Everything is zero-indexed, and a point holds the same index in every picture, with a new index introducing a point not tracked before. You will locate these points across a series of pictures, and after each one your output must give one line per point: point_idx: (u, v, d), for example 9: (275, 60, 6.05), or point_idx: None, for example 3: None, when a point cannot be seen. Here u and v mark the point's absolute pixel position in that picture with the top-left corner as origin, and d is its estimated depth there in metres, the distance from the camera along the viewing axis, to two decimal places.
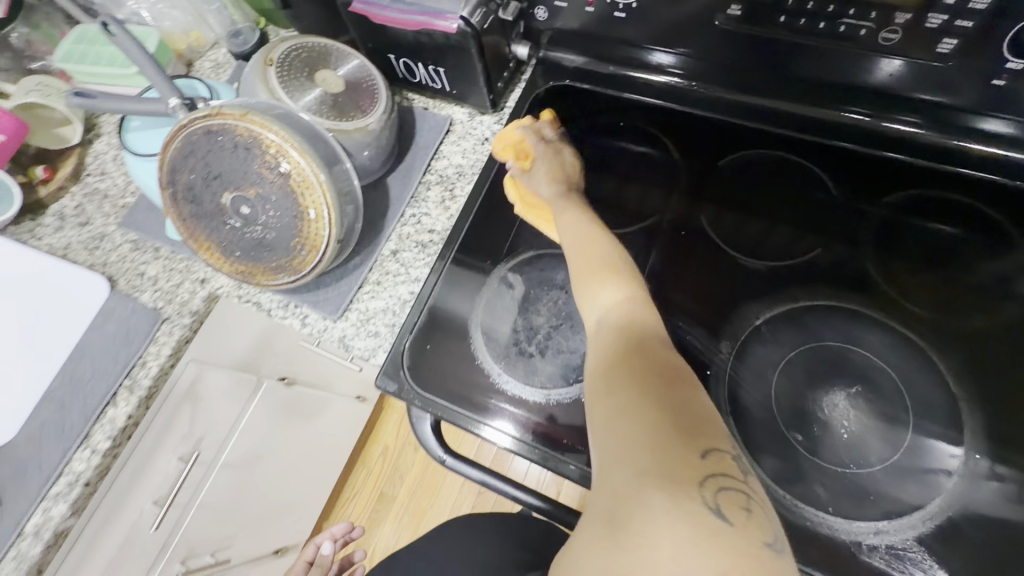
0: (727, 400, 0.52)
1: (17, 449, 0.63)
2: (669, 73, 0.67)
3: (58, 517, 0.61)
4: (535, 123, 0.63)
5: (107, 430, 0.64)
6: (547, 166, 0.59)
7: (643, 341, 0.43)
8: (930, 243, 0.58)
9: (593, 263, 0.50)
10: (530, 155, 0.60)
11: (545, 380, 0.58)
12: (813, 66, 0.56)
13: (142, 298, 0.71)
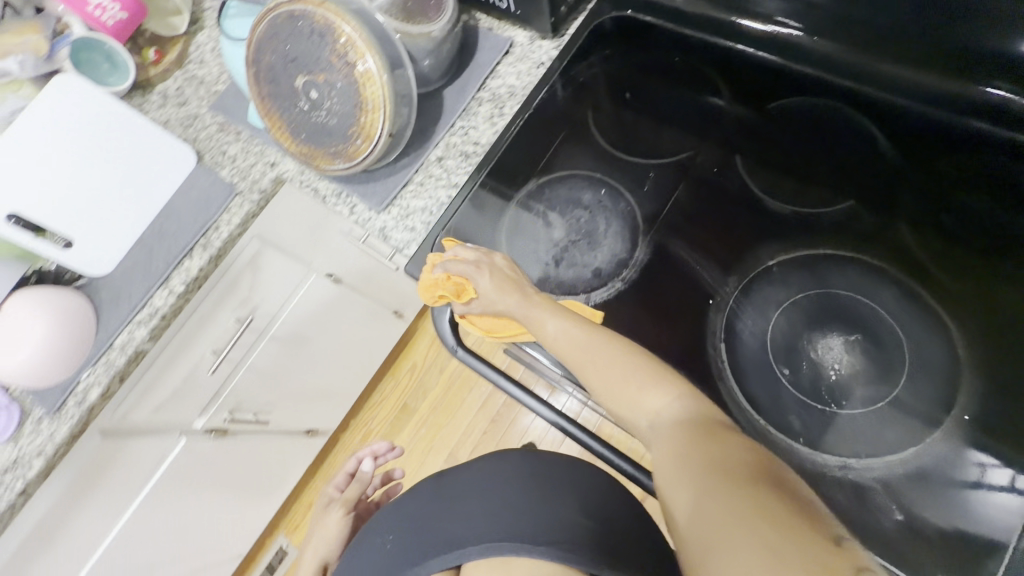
0: (723, 328, 0.59)
1: (114, 280, 0.77)
2: (778, 22, 0.68)
3: (139, 339, 0.74)
4: (454, 249, 0.62)
5: (183, 277, 0.76)
6: (489, 282, 0.59)
7: (706, 429, 0.46)
8: (974, 221, 0.60)
9: (622, 384, 0.51)
10: (467, 287, 0.61)
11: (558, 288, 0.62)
12: (926, 7, 0.57)
13: (222, 173, 0.81)
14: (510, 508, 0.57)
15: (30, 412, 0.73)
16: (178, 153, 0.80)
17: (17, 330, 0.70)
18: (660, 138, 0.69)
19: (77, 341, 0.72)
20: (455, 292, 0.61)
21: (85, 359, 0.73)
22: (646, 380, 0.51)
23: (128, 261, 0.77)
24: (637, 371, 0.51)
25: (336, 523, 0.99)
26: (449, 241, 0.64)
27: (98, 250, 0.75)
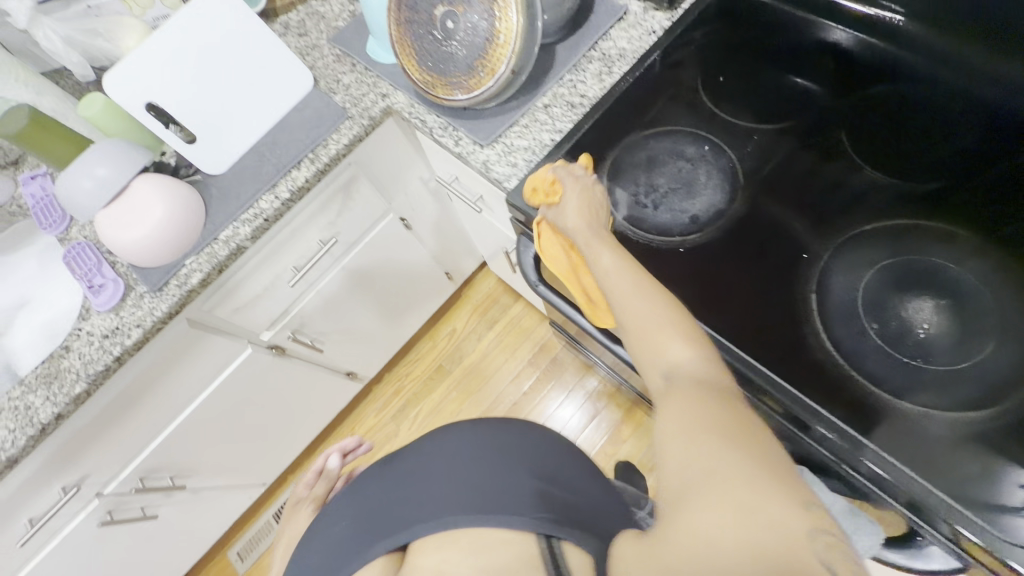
0: (815, 279, 0.65)
1: (225, 180, 0.83)
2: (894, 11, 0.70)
3: (243, 236, 0.79)
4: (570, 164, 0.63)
5: (290, 185, 0.81)
6: (574, 199, 0.59)
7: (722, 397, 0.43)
8: None
9: (651, 329, 0.48)
10: (557, 192, 0.62)
11: (651, 228, 0.65)
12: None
13: (335, 98, 0.86)
14: (469, 485, 0.56)
15: (135, 286, 0.78)
16: (297, 74, 0.85)
17: (140, 208, 0.75)
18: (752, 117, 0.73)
19: (190, 228, 0.77)
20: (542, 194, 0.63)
21: (193, 248, 0.79)
22: (680, 334, 0.47)
23: (240, 166, 0.83)
24: (675, 322, 0.48)
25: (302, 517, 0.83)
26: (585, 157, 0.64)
27: (216, 151, 0.82)
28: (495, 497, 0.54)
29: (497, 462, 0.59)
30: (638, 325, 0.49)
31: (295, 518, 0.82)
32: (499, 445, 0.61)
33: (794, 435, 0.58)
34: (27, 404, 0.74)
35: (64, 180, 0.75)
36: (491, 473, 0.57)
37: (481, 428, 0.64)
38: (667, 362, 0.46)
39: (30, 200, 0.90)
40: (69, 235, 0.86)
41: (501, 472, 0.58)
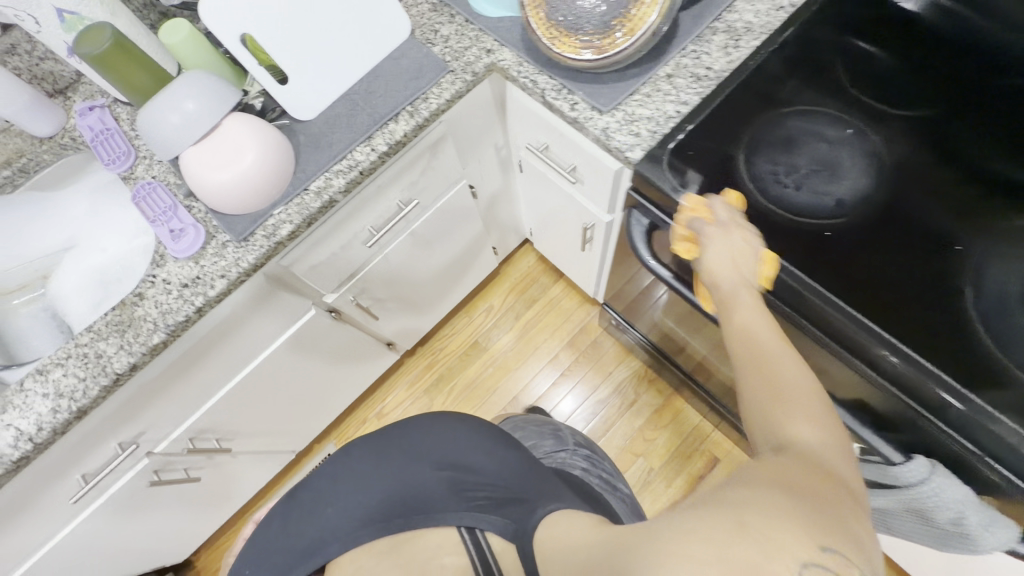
0: (978, 274, 0.63)
1: (314, 127, 0.77)
2: None
3: (336, 187, 0.74)
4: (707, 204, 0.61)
5: (387, 138, 0.76)
6: (715, 247, 0.56)
7: (818, 465, 0.37)
8: None
9: (768, 387, 0.44)
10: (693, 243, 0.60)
11: (797, 208, 0.67)
12: None
13: (433, 50, 0.81)
14: (372, 500, 0.63)
15: (216, 234, 0.73)
16: (396, 21, 0.80)
17: (229, 151, 0.69)
18: (870, 101, 0.73)
19: (281, 175, 0.72)
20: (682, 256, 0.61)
21: (282, 196, 0.74)
22: (798, 407, 0.41)
23: (332, 113, 0.77)
24: (809, 404, 0.42)
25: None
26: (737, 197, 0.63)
27: (308, 93, 0.76)
28: (400, 509, 0.61)
29: (400, 467, 0.64)
30: (757, 369, 0.45)
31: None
32: (405, 448, 0.66)
33: (918, 418, 0.58)
34: (98, 351, 0.69)
35: (148, 111, 0.68)
36: (401, 485, 0.63)
37: (393, 439, 0.68)
38: (781, 434, 0.40)
39: (86, 133, 0.82)
40: (135, 173, 0.79)
41: (410, 480, 0.63)
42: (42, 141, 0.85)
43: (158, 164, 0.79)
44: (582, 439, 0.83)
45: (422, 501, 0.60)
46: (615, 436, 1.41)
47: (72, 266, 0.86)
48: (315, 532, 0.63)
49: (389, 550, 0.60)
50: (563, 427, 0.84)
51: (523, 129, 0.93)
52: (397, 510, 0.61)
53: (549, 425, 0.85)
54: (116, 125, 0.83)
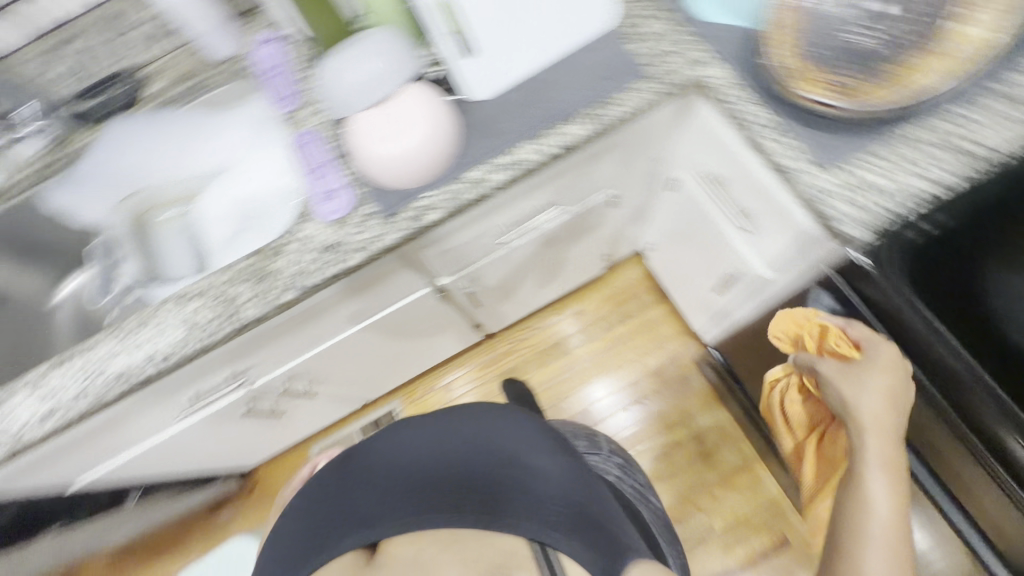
0: None
1: (485, 111, 0.71)
2: None
3: (495, 182, 0.68)
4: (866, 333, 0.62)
5: (559, 139, 0.69)
6: (869, 394, 0.57)
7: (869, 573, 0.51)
8: None
9: (855, 541, 0.53)
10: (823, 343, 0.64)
11: None
12: None
13: (631, 47, 0.71)
14: (423, 484, 0.61)
15: (363, 204, 0.70)
16: (598, 9, 0.71)
17: (402, 119, 0.65)
18: None
19: (446, 159, 0.67)
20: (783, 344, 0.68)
21: (440, 179, 0.69)
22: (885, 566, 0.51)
23: (506, 99, 0.71)
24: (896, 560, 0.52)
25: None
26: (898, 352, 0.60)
27: (489, 74, 0.70)
28: (462, 495, 0.58)
29: (458, 455, 0.63)
30: (855, 521, 0.54)
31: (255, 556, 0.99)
32: (463, 434, 0.64)
33: None
34: (232, 294, 0.69)
35: (335, 58, 0.65)
36: (463, 475, 0.60)
37: (447, 424, 0.67)
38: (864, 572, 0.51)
39: (260, 65, 0.81)
40: (296, 116, 0.78)
41: (471, 471, 0.60)
42: (216, 62, 0.85)
43: (320, 114, 0.77)
44: (615, 445, 0.87)
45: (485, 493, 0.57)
46: (680, 481, 1.32)
47: (217, 192, 0.89)
48: (368, 500, 0.60)
49: (432, 536, 0.56)
50: (597, 434, 0.88)
51: (697, 152, 0.82)
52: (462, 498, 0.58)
53: (583, 427, 0.88)
54: (289, 63, 0.81)
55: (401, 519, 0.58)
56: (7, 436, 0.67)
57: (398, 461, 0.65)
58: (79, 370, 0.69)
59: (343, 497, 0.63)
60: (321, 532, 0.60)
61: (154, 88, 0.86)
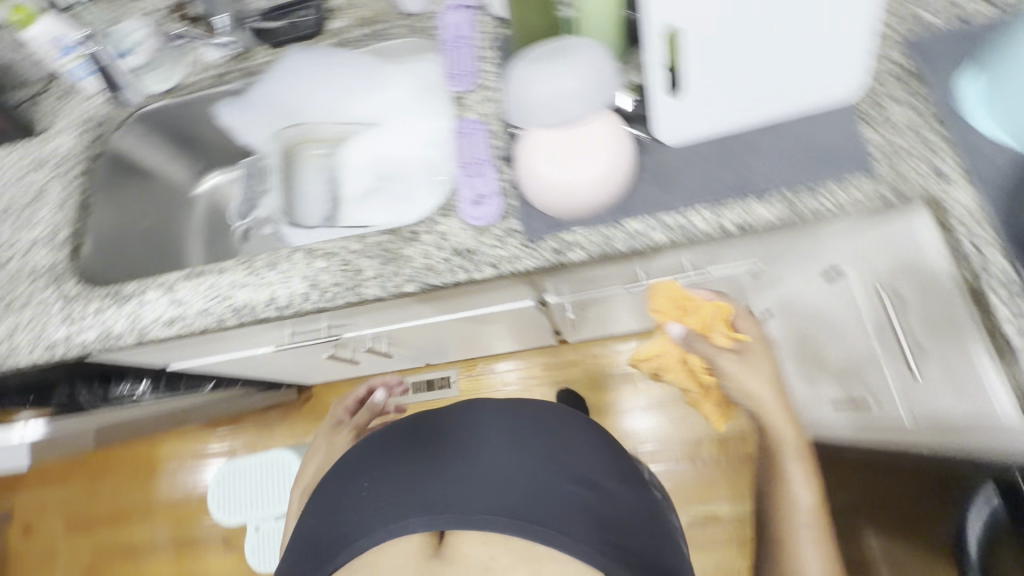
0: None
1: (669, 160, 0.64)
2: None
3: (654, 241, 0.62)
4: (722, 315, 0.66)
5: (741, 217, 0.60)
6: (745, 377, 0.66)
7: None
8: None
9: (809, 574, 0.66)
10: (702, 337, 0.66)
11: None
12: None
13: (865, 135, 0.61)
14: (486, 486, 0.59)
15: (509, 219, 0.66)
16: (840, 76, 0.60)
17: (582, 148, 0.59)
18: None
19: (613, 200, 0.61)
20: (655, 345, 0.71)
21: (596, 219, 0.64)
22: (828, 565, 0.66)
23: (697, 151, 0.63)
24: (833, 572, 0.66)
25: (342, 436, 0.94)
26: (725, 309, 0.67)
27: (686, 117, 0.62)
28: (530, 514, 0.57)
29: (529, 460, 0.62)
30: (794, 554, 0.67)
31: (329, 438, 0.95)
32: (535, 440, 0.64)
33: None
34: (358, 266, 0.69)
35: (532, 65, 0.60)
36: (535, 491, 0.59)
37: (518, 429, 0.65)
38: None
39: (446, 32, 0.77)
40: (467, 99, 0.74)
41: (542, 493, 0.59)
42: (402, 14, 0.82)
43: (491, 105, 0.73)
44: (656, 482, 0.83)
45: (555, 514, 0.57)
46: (706, 554, 1.27)
47: (365, 145, 0.89)
48: (434, 489, 0.59)
49: (489, 542, 0.56)
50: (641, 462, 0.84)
51: None
52: (531, 514, 0.57)
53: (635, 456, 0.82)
54: (474, 38, 0.76)
55: (465, 518, 0.57)
56: (135, 327, 0.73)
57: (466, 452, 0.63)
58: (207, 289, 0.73)
59: (398, 477, 0.62)
60: (383, 508, 0.59)
61: (336, 25, 0.84)
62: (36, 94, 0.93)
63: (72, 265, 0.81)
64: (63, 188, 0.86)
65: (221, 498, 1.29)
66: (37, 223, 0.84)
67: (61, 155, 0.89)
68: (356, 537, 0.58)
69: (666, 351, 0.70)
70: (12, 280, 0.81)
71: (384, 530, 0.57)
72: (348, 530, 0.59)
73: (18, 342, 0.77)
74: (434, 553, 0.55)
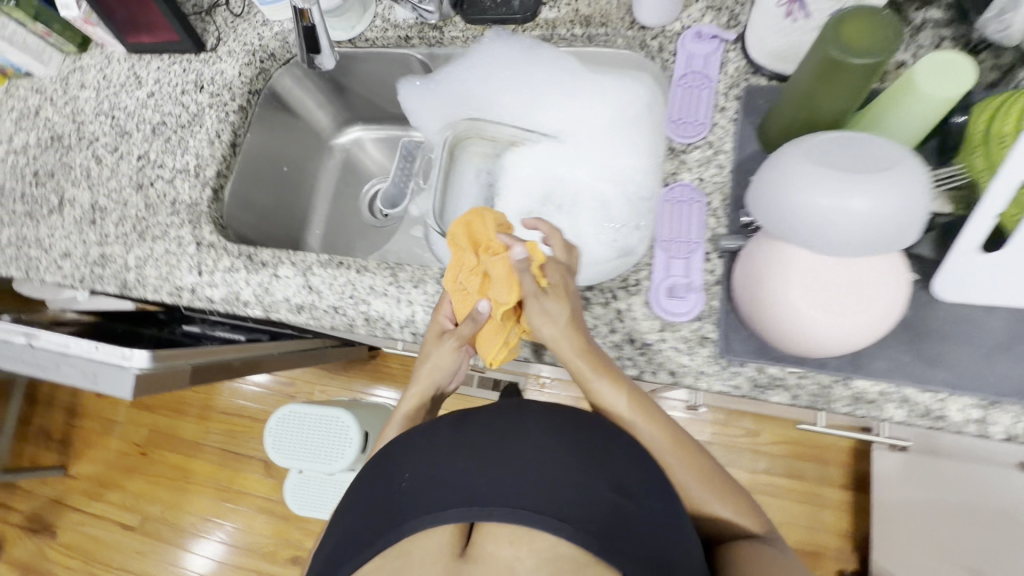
0: None
1: (943, 323, 0.49)
2: None
3: (885, 415, 0.50)
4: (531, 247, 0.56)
5: (1013, 427, 0.47)
6: (531, 319, 0.54)
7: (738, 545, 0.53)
8: None
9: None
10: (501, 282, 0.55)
11: None
12: None
13: None
14: (501, 479, 0.45)
15: (704, 321, 0.55)
16: None
17: (844, 293, 0.47)
18: None
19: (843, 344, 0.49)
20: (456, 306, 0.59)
21: (818, 362, 0.51)
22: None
23: (977, 320, 0.49)
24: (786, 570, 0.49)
25: (443, 352, 0.61)
26: (533, 245, 0.57)
27: (985, 281, 0.46)
28: (550, 506, 0.43)
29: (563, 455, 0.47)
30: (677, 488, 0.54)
31: (434, 355, 0.61)
32: (576, 439, 0.49)
33: None
34: None
35: (828, 171, 0.46)
36: (573, 489, 0.44)
37: (546, 411, 0.51)
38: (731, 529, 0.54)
39: (679, 65, 0.64)
40: (685, 154, 0.62)
41: (568, 482, 0.45)
42: (632, 23, 0.69)
43: (712, 170, 0.60)
44: None
45: (596, 517, 0.42)
46: None
47: (533, 158, 0.78)
48: (462, 479, 0.46)
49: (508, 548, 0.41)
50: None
51: None
52: (566, 514, 0.42)
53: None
54: (713, 81, 0.63)
55: (495, 510, 0.43)
56: (263, 300, 0.69)
57: (495, 439, 0.48)
58: (343, 285, 0.67)
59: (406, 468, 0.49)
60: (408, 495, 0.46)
61: (549, 14, 0.72)
62: (211, 8, 0.88)
63: (213, 209, 0.78)
64: (218, 120, 0.82)
65: (279, 434, 1.31)
66: (185, 152, 0.81)
67: (222, 83, 0.84)
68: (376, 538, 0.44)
69: (468, 296, 0.58)
70: (153, 207, 0.79)
71: (410, 523, 0.44)
72: (375, 524, 0.45)
73: (147, 274, 0.75)
74: (459, 552, 0.41)
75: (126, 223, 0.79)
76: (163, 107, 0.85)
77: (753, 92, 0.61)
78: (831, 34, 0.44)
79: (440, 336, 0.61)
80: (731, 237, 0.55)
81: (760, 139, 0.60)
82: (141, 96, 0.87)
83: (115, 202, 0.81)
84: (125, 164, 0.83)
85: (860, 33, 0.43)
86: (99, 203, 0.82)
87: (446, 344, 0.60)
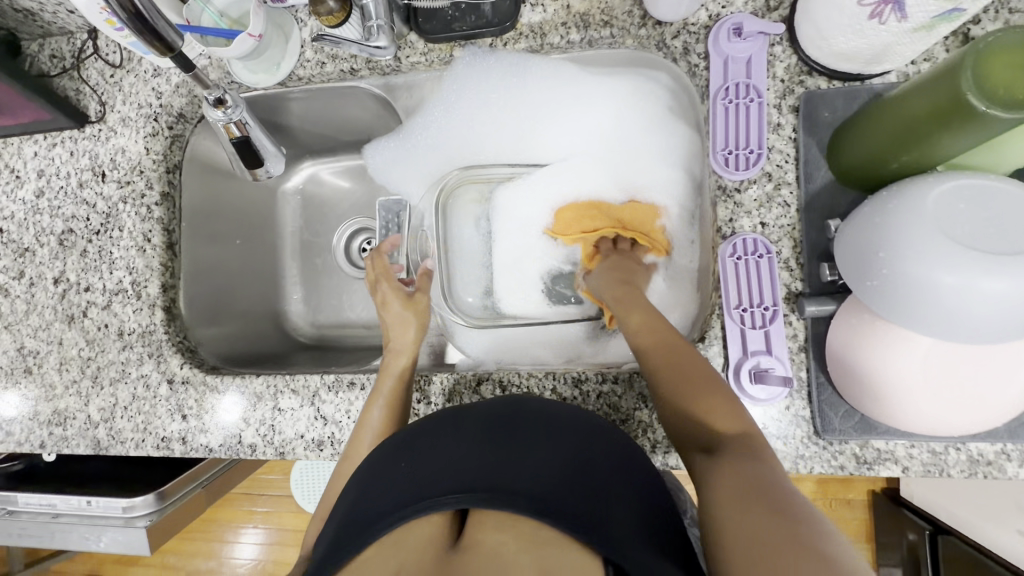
0: None
1: None
2: None
3: (1005, 475, 0.45)
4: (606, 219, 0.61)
5: None
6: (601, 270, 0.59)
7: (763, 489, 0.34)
8: None
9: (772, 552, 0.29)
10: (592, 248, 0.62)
11: None
12: None
13: None
14: (480, 469, 0.39)
15: (794, 398, 0.49)
16: None
17: (960, 385, 0.40)
18: None
19: (946, 432, 0.43)
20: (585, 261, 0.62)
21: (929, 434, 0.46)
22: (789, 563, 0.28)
23: None
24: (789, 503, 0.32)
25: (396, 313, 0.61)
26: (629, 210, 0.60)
27: None
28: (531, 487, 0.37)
29: (553, 448, 0.41)
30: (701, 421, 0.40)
31: (390, 315, 0.60)
32: (566, 428, 0.44)
33: None
34: None
35: (972, 255, 0.35)
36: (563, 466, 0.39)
37: (550, 408, 0.46)
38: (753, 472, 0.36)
39: (714, 74, 0.51)
40: (740, 194, 0.51)
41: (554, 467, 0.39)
42: (643, 16, 0.54)
43: (777, 210, 0.50)
44: None
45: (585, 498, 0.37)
46: None
47: (532, 200, 0.65)
48: (450, 465, 0.40)
49: (491, 536, 0.36)
50: None
51: None
52: (554, 500, 0.36)
53: None
54: (762, 91, 0.50)
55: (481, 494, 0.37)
56: (272, 441, 0.59)
57: (495, 424, 0.43)
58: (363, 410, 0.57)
59: (382, 467, 0.44)
60: (400, 483, 0.40)
61: (534, 17, 0.56)
62: (81, 60, 0.67)
63: (172, 332, 0.64)
64: (140, 217, 0.65)
65: (306, 485, 1.29)
66: (113, 266, 0.65)
67: (129, 165, 0.66)
68: (352, 538, 0.39)
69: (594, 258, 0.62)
70: (98, 343, 0.64)
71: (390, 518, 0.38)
72: (360, 519, 0.40)
73: (120, 428, 0.63)
74: (447, 549, 0.37)
75: (71, 367, 0.65)
76: (63, 210, 0.67)
77: (815, 101, 0.49)
78: (969, 76, 0.33)
79: (396, 291, 0.62)
80: (818, 301, 0.47)
81: (831, 163, 0.49)
82: (29, 199, 0.68)
83: (46, 342, 0.66)
84: (42, 293, 0.67)
85: (1012, 77, 0.32)
86: (27, 346, 0.66)
87: (398, 300, 0.61)
